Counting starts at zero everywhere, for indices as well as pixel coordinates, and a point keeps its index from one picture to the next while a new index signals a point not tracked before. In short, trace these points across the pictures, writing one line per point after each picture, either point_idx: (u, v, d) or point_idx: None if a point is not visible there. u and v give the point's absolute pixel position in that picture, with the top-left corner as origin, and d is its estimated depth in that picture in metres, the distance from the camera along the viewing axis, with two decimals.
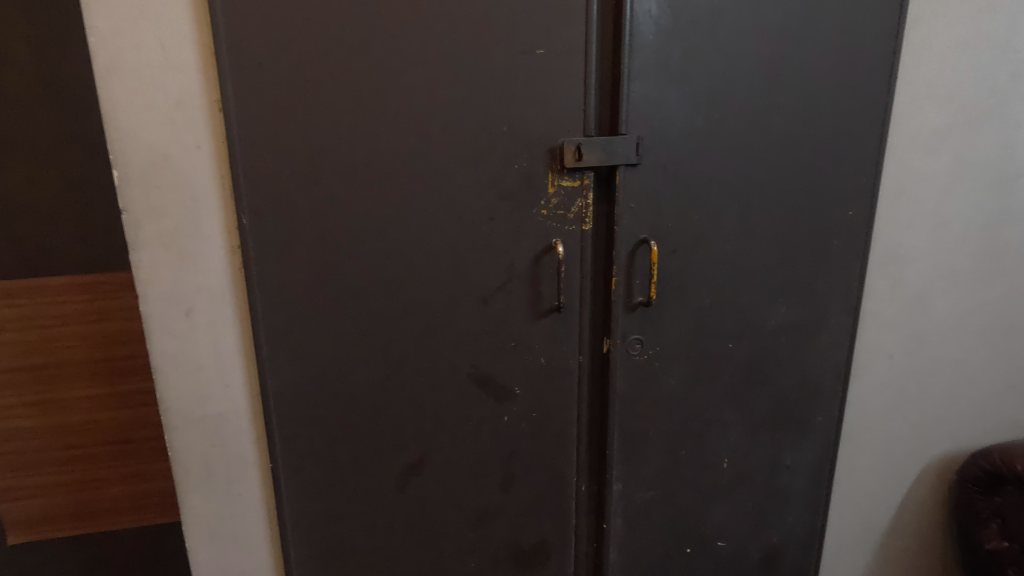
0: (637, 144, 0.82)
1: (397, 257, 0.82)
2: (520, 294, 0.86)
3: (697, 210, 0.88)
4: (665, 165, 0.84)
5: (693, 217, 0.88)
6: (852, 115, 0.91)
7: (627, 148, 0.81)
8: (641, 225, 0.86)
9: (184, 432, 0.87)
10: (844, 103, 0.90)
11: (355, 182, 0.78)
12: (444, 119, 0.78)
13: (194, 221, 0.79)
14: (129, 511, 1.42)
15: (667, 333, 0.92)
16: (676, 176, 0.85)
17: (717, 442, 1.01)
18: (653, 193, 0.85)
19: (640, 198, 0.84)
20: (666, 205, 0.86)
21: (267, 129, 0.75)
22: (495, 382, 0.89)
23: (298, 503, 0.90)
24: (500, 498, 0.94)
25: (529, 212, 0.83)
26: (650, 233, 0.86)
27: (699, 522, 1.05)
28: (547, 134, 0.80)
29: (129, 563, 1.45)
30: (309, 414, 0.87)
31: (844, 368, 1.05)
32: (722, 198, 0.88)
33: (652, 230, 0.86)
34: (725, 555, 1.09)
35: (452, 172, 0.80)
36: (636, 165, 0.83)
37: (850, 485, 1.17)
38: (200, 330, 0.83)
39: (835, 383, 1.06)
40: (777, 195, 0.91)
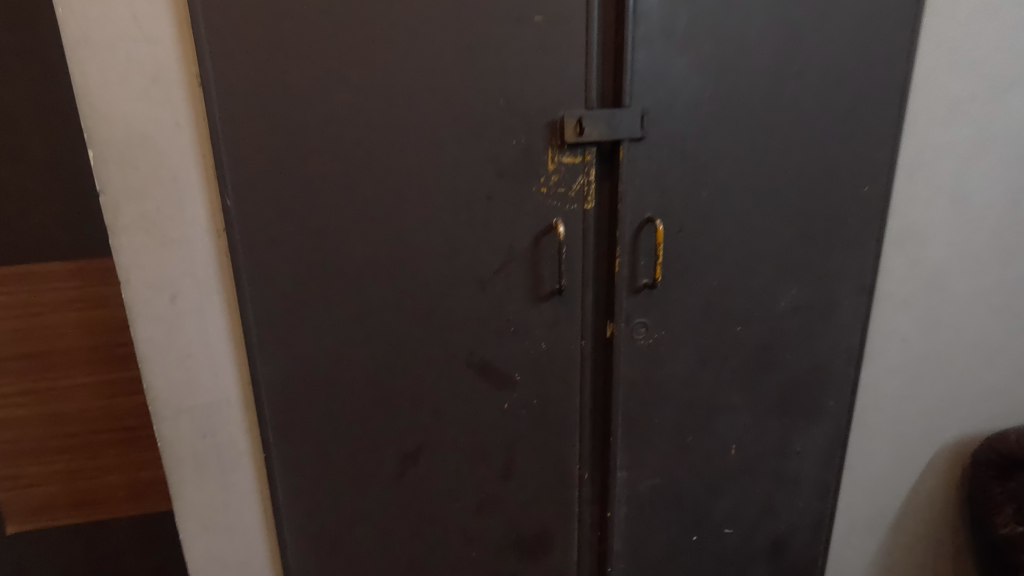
0: (641, 117, 0.77)
1: (390, 239, 0.78)
2: (519, 277, 0.82)
3: (706, 187, 0.83)
4: (672, 139, 0.80)
5: (701, 194, 0.83)
6: (871, 84, 0.86)
7: (630, 122, 0.77)
8: (646, 204, 0.81)
9: (173, 422, 0.84)
10: (862, 71, 0.85)
11: (345, 160, 0.74)
12: (437, 92, 0.74)
13: (176, 204, 0.76)
14: (128, 499, 1.41)
15: (673, 317, 0.88)
16: (683, 151, 0.81)
17: (724, 428, 0.98)
18: (659, 169, 0.80)
19: (645, 175, 0.80)
20: (673, 181, 0.82)
21: (248, 104, 0.71)
22: (495, 369, 0.86)
23: (293, 494, 0.88)
24: (501, 487, 0.92)
25: (528, 191, 0.79)
26: (655, 212, 0.82)
27: (705, 509, 1.03)
28: (546, 107, 0.76)
29: (132, 550, 1.45)
30: (302, 403, 0.84)
31: (857, 351, 1.01)
32: (731, 174, 0.84)
33: (658, 208, 0.82)
34: (732, 541, 1.07)
35: (446, 149, 0.76)
36: (641, 139, 0.78)
37: (861, 469, 1.14)
38: (186, 317, 0.80)
39: (847, 367, 1.02)
40: (790, 170, 0.86)
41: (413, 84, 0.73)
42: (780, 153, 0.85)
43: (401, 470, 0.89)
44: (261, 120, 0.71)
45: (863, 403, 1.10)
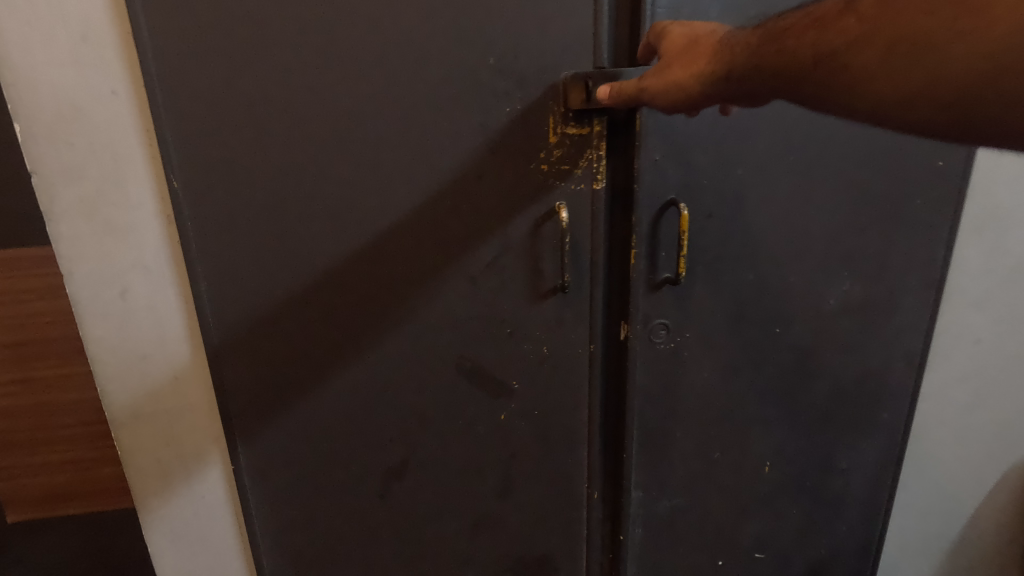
0: None
1: (364, 226, 0.66)
2: (516, 271, 0.70)
3: (743, 164, 0.69)
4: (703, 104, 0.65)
5: (737, 171, 0.69)
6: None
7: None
8: (668, 183, 0.68)
9: (133, 429, 0.76)
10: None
11: (307, 134, 0.62)
12: (415, 49, 0.61)
13: (118, 185, 0.66)
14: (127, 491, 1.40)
15: (700, 317, 0.75)
16: (717, 119, 0.66)
17: (758, 443, 0.85)
18: (686, 141, 0.66)
19: (668, 149, 0.66)
20: (703, 156, 0.67)
21: (189, 64, 0.59)
22: (489, 375, 0.75)
23: (265, 513, 0.78)
24: (498, 505, 0.81)
25: (526, 169, 0.66)
26: (680, 194, 0.68)
27: (733, 532, 0.90)
28: (547, 65, 0.62)
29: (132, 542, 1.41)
30: (270, 413, 0.73)
31: (920, 355, 0.86)
32: (775, 146, 0.69)
33: (683, 189, 0.68)
34: (764, 567, 0.94)
35: (428, 119, 0.63)
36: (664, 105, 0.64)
37: (915, 486, 1.00)
38: (139, 314, 0.71)
39: (907, 375, 0.87)
40: (848, 141, 0.71)
41: (385, 39, 0.60)
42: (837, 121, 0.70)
43: (385, 487, 0.78)
44: (206, 86, 0.60)
45: (922, 413, 0.95)
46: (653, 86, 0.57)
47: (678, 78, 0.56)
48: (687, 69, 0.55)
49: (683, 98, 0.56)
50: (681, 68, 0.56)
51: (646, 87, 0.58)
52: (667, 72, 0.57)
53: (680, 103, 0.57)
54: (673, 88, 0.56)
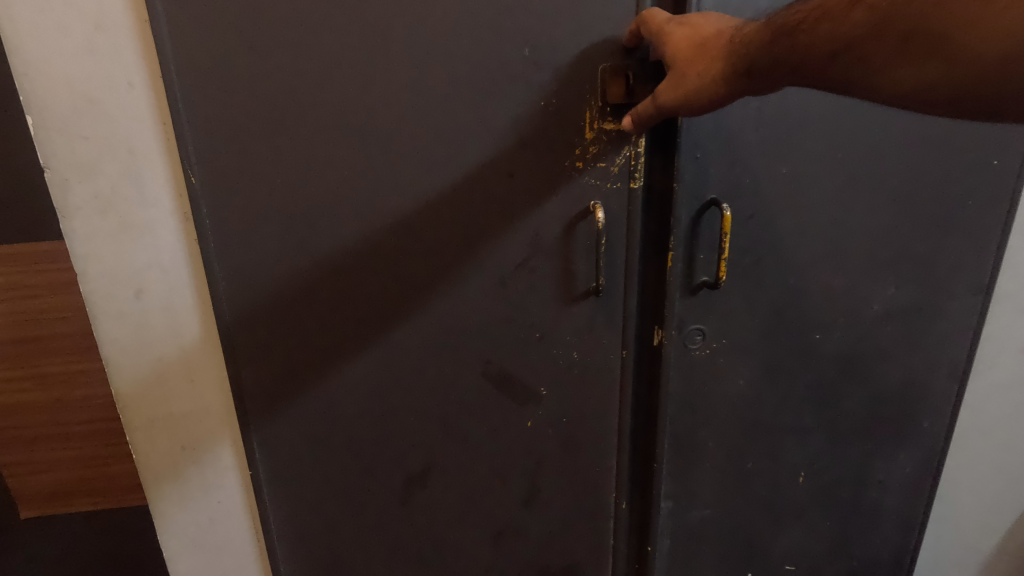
0: None
1: (390, 225, 0.63)
2: (547, 273, 0.67)
3: (789, 162, 0.65)
4: (749, 99, 0.61)
5: (782, 170, 0.65)
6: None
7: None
8: (710, 182, 0.64)
9: (149, 432, 0.74)
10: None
11: (332, 128, 0.59)
12: (446, 37, 0.57)
13: (134, 181, 0.63)
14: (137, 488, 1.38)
15: (738, 323, 0.72)
16: (763, 114, 0.62)
17: (793, 453, 0.82)
18: (730, 139, 0.63)
19: (711, 146, 0.63)
20: (747, 155, 0.64)
21: (208, 53, 0.56)
22: (517, 381, 0.72)
23: (283, 520, 0.75)
24: (522, 515, 0.79)
25: (561, 166, 0.63)
26: (722, 193, 0.65)
27: (764, 544, 0.87)
28: (585, 57, 0.59)
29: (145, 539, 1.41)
30: (289, 419, 0.70)
31: (964, 364, 0.82)
32: (822, 144, 0.65)
33: (726, 188, 0.65)
34: None
35: (458, 113, 0.60)
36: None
37: (951, 498, 0.96)
38: (155, 315, 0.68)
39: (951, 383, 0.83)
40: (899, 138, 0.67)
41: (415, 27, 0.57)
42: (890, 116, 0.66)
43: (406, 496, 0.76)
44: (226, 76, 0.57)
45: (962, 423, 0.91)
46: (668, 92, 0.54)
47: (694, 83, 0.53)
48: (703, 72, 0.52)
49: (702, 105, 0.53)
50: (696, 72, 0.52)
51: (662, 95, 0.55)
52: (682, 78, 0.53)
53: (701, 107, 0.54)
54: (689, 94, 0.53)
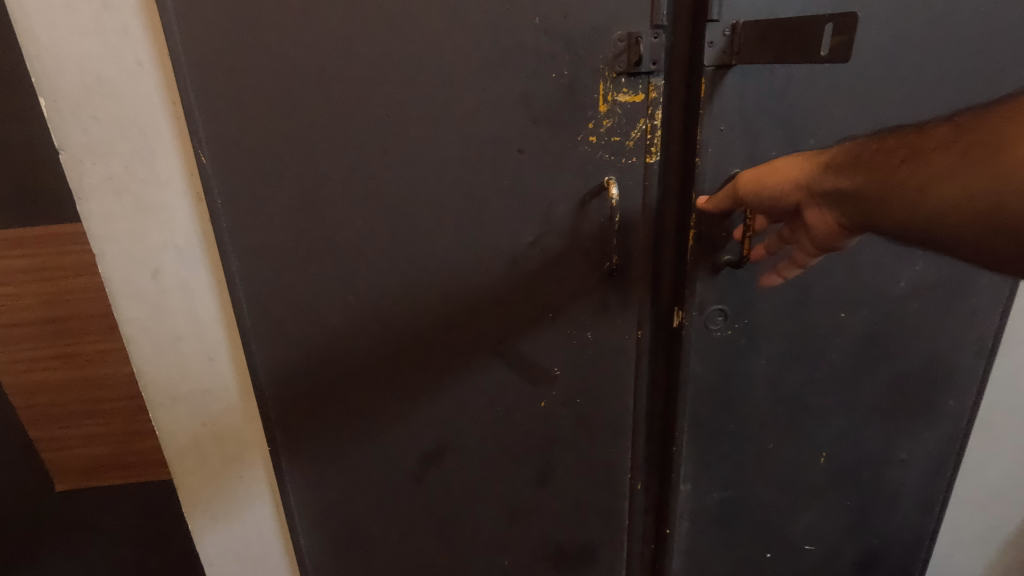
0: (735, 30, 0.56)
1: (400, 203, 0.63)
2: (560, 251, 0.66)
3: (815, 133, 0.62)
4: (776, 68, 0.58)
5: (807, 141, 0.62)
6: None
7: (716, 44, 0.57)
8: (732, 154, 0.62)
9: (171, 410, 0.75)
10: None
11: (339, 102, 0.58)
12: (452, 6, 0.55)
13: (147, 162, 0.63)
14: None
15: (760, 303, 0.70)
16: (789, 84, 0.60)
17: (814, 433, 0.80)
18: (755, 108, 0.60)
19: (736, 116, 0.60)
20: (772, 128, 0.61)
21: (213, 32, 0.55)
22: (529, 360, 0.71)
23: (301, 496, 0.77)
24: (537, 493, 0.79)
25: (573, 141, 0.61)
26: (744, 167, 0.62)
27: (783, 524, 0.86)
28: (597, 26, 0.57)
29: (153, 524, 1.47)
30: (304, 396, 0.71)
31: (993, 340, 0.79)
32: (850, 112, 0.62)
33: (748, 162, 0.62)
34: (813, 560, 0.90)
35: (466, 87, 0.58)
36: (732, 67, 0.58)
37: (975, 478, 0.94)
38: (172, 294, 0.69)
39: (977, 362, 0.80)
40: (932, 106, 0.63)
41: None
42: (924, 84, 0.62)
43: (420, 474, 0.76)
44: (233, 54, 0.56)
45: (988, 401, 0.88)
46: (746, 179, 0.61)
47: (781, 174, 0.59)
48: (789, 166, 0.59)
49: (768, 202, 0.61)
50: (784, 167, 0.59)
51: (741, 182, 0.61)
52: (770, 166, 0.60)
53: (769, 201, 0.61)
54: (768, 179, 0.60)
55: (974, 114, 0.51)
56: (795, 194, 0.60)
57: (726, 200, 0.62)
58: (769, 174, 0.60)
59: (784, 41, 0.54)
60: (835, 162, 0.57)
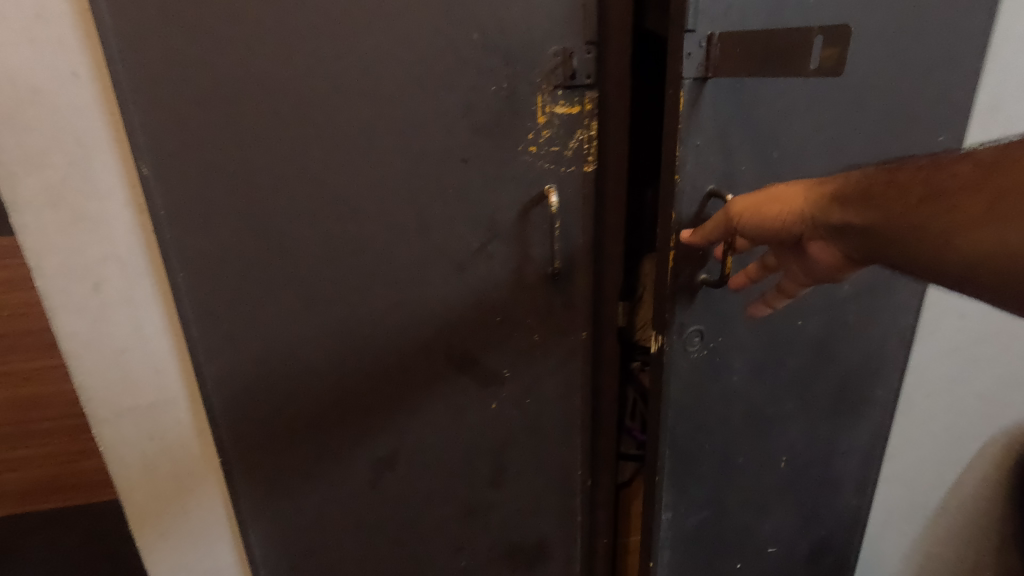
0: (710, 41, 0.56)
1: (346, 211, 0.64)
2: (505, 257, 0.68)
3: (778, 146, 0.63)
4: (745, 81, 0.59)
5: (771, 154, 0.63)
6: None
7: (694, 56, 0.56)
8: (706, 169, 0.62)
9: (116, 426, 0.73)
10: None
11: (282, 113, 0.59)
12: (392, 20, 0.57)
13: (85, 174, 0.62)
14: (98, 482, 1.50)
15: (731, 320, 0.72)
16: (757, 99, 0.60)
17: (775, 440, 0.85)
18: (726, 122, 0.60)
19: (709, 132, 0.60)
20: (741, 143, 0.62)
21: (152, 45, 0.55)
22: (480, 363, 0.73)
23: (253, 508, 0.76)
24: (491, 493, 0.80)
25: (514, 150, 0.63)
26: (721, 184, 0.63)
27: (752, 530, 0.90)
28: (533, 41, 0.59)
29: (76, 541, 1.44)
30: (253, 408, 0.71)
31: (911, 332, 0.86)
32: (808, 126, 0.64)
33: (721, 179, 0.63)
34: (775, 559, 0.95)
35: (408, 99, 0.60)
36: (708, 81, 0.58)
37: (900, 461, 1.01)
38: (114, 307, 0.68)
39: (899, 353, 0.87)
40: (875, 119, 0.66)
41: (360, 10, 0.56)
42: (868, 102, 0.65)
43: (374, 479, 0.77)
44: (172, 67, 0.56)
45: (909, 387, 0.94)
46: (743, 204, 0.57)
47: (779, 200, 0.55)
48: (788, 193, 0.55)
49: (766, 230, 0.56)
50: (782, 193, 0.55)
51: (736, 206, 0.57)
52: (769, 191, 0.56)
53: (767, 229, 0.56)
54: (765, 206, 0.55)
55: (1012, 147, 0.41)
56: (795, 225, 0.55)
57: (717, 227, 0.59)
58: (766, 202, 0.55)
59: (766, 51, 0.53)
60: (840, 194, 0.50)
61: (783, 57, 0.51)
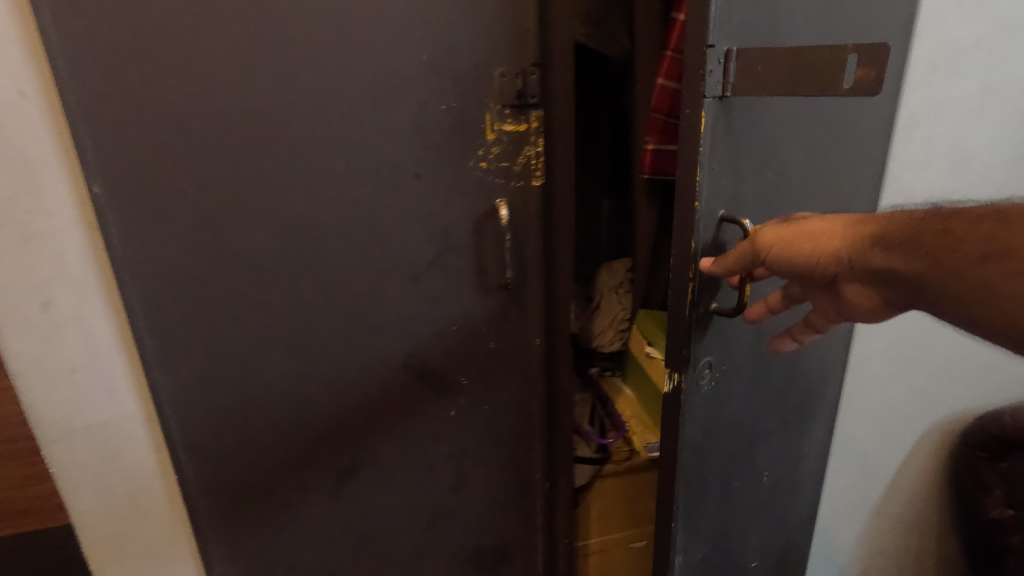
0: (726, 56, 0.49)
1: (301, 228, 0.65)
2: (460, 268, 0.70)
3: (772, 166, 0.59)
4: (748, 100, 0.53)
5: (767, 173, 0.59)
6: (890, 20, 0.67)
7: (715, 73, 0.49)
8: (720, 192, 0.54)
9: (67, 446, 0.72)
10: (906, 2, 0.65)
11: (235, 132, 0.60)
12: (343, 43, 0.60)
13: (32, 192, 0.62)
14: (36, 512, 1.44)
15: (734, 345, 0.65)
16: (758, 119, 0.55)
17: (763, 459, 0.81)
18: (734, 143, 0.54)
19: (722, 155, 0.53)
20: (751, 166, 0.57)
21: (104, 64, 0.56)
22: (438, 373, 0.75)
23: (212, 523, 0.76)
24: (453, 501, 0.82)
25: (466, 166, 0.66)
26: (728, 208, 0.56)
27: (747, 557, 0.86)
28: (480, 62, 0.63)
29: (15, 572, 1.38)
30: (210, 423, 0.71)
31: (850, 334, 0.91)
32: (792, 144, 0.60)
33: (730, 204, 0.56)
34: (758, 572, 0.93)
35: (361, 117, 0.62)
36: (723, 100, 0.51)
37: (846, 457, 1.05)
38: (65, 325, 0.68)
39: (842, 354, 0.92)
40: (836, 132, 0.65)
41: (311, 34, 0.59)
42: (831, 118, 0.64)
43: (335, 490, 0.77)
44: (125, 86, 0.57)
45: (850, 385, 0.99)
46: (772, 238, 0.50)
47: (812, 236, 0.48)
48: (825, 228, 0.48)
49: (798, 268, 0.49)
50: (816, 228, 0.48)
51: (764, 240, 0.50)
52: (803, 226, 0.49)
53: (796, 268, 0.49)
54: (798, 242, 0.49)
55: None
56: (832, 265, 0.48)
57: (741, 259, 0.51)
58: (798, 238, 0.49)
59: (791, 67, 0.47)
60: (884, 237, 0.45)
61: (806, 74, 0.46)
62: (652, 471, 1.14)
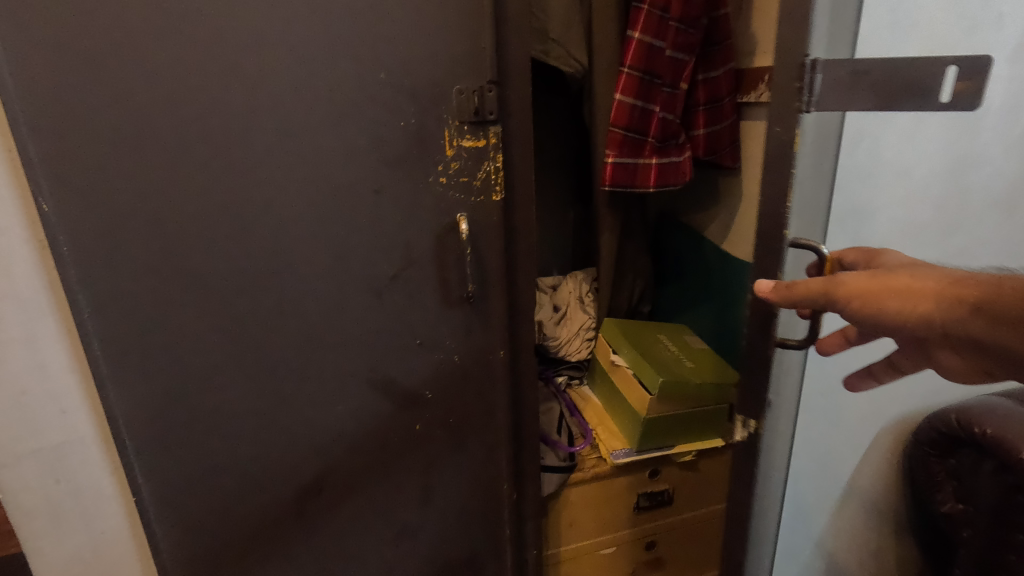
0: (812, 69, 0.50)
1: (260, 244, 0.65)
2: (422, 283, 0.71)
3: (823, 178, 0.61)
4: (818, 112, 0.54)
5: (821, 183, 0.61)
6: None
7: (806, 86, 0.51)
8: (793, 215, 0.56)
9: (16, 470, 0.70)
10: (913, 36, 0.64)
11: (191, 148, 0.60)
12: (301, 61, 0.60)
13: None
14: None
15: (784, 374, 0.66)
16: (822, 128, 0.57)
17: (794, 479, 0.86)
18: (803, 157, 0.54)
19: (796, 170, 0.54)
20: (810, 178, 0.58)
21: (54, 81, 0.55)
22: (403, 388, 0.75)
23: (171, 548, 0.74)
24: (420, 515, 0.82)
25: (426, 181, 0.67)
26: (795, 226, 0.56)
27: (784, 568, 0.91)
28: (437, 80, 0.64)
29: None
30: (168, 444, 0.69)
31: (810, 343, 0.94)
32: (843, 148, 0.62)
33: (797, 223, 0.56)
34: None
35: (319, 133, 0.63)
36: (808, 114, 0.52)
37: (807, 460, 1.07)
38: (13, 347, 0.66)
39: None
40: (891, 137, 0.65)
41: (269, 51, 0.59)
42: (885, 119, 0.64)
43: (299, 509, 0.76)
44: (75, 103, 0.56)
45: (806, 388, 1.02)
46: (854, 281, 0.52)
47: (901, 287, 0.51)
48: (914, 281, 0.51)
49: (881, 321, 0.51)
50: (907, 280, 0.51)
51: (845, 282, 0.52)
52: (892, 276, 0.51)
53: (882, 317, 0.51)
54: (881, 293, 0.51)
55: None
56: (917, 319, 0.51)
57: (813, 294, 0.52)
58: (884, 288, 0.51)
59: (889, 81, 0.50)
60: (981, 302, 0.48)
61: (903, 87, 0.50)
62: (620, 478, 1.15)
